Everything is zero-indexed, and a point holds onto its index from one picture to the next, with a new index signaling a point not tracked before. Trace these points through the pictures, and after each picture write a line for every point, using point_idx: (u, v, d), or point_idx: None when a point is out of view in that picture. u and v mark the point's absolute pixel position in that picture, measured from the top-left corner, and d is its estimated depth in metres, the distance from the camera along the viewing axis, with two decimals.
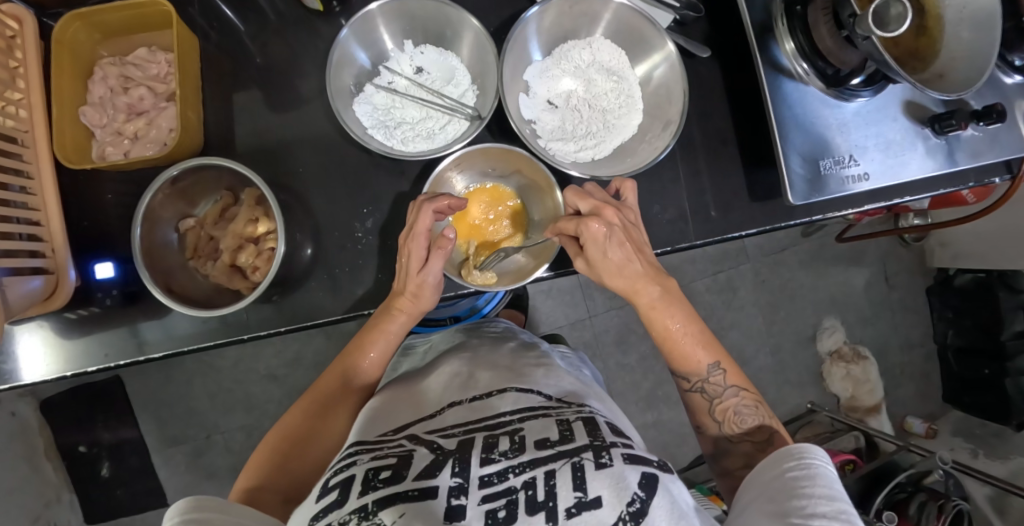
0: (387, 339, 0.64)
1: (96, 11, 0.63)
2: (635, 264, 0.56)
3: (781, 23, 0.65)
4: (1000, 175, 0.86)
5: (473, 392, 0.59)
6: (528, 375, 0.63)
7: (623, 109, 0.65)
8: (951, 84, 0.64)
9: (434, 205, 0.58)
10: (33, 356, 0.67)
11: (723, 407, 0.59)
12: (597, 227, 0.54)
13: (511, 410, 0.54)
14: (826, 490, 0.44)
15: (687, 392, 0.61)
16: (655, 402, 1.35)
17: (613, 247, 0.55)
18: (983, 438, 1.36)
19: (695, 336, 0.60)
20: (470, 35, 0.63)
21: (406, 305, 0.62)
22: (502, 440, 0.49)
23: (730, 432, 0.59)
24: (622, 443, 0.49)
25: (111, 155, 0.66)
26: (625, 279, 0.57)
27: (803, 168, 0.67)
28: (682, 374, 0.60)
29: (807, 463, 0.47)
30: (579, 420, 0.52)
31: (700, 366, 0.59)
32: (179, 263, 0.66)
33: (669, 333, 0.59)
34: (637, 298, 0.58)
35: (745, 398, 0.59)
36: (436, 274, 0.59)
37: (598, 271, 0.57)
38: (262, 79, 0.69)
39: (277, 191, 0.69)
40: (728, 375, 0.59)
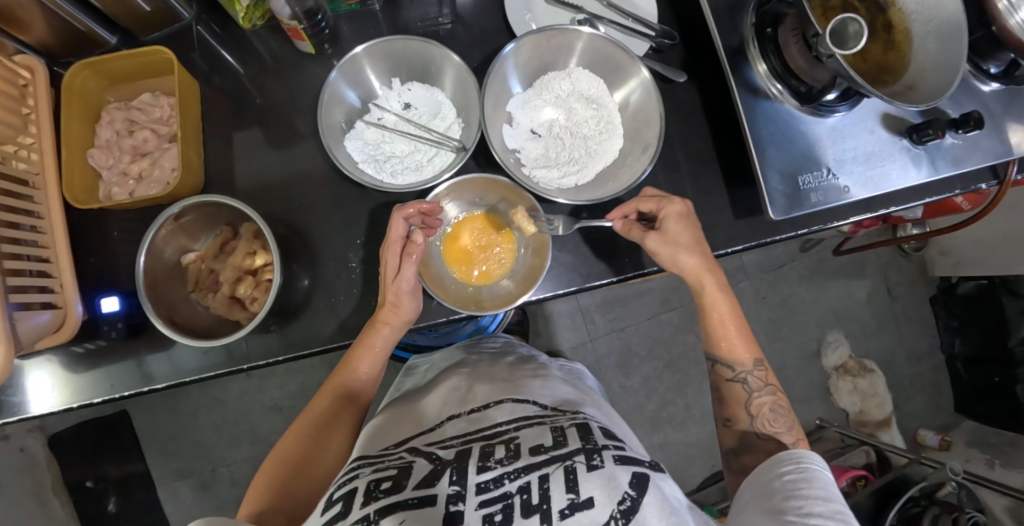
0: (374, 352, 0.64)
1: (103, 61, 0.67)
2: (702, 249, 0.61)
3: (753, 46, 0.69)
4: (986, 180, 0.88)
5: (472, 405, 0.60)
6: (525, 385, 0.65)
7: (603, 135, 0.67)
8: (920, 95, 0.66)
9: (404, 212, 0.59)
10: (43, 390, 0.69)
11: (759, 404, 0.60)
12: (680, 204, 0.61)
13: (507, 420, 0.55)
14: (822, 492, 0.45)
15: (727, 381, 0.62)
16: (661, 424, 1.34)
17: (687, 226, 0.61)
18: (999, 447, 1.33)
19: (742, 330, 0.62)
20: (453, 70, 0.66)
21: (391, 316, 0.62)
22: (498, 448, 0.50)
23: (761, 428, 0.59)
24: (615, 445, 0.50)
25: (117, 195, 0.69)
26: (695, 256, 0.61)
27: (782, 184, 0.69)
28: (730, 362, 0.62)
29: (804, 465, 0.48)
30: (573, 426, 0.52)
31: (746, 357, 0.61)
32: (181, 295, 0.68)
33: (722, 321, 0.62)
34: (699, 279, 0.61)
35: (781, 400, 0.60)
36: (410, 280, 0.60)
37: (672, 246, 0.61)
38: (260, 118, 0.73)
39: (274, 223, 0.71)
40: (768, 374, 0.61)
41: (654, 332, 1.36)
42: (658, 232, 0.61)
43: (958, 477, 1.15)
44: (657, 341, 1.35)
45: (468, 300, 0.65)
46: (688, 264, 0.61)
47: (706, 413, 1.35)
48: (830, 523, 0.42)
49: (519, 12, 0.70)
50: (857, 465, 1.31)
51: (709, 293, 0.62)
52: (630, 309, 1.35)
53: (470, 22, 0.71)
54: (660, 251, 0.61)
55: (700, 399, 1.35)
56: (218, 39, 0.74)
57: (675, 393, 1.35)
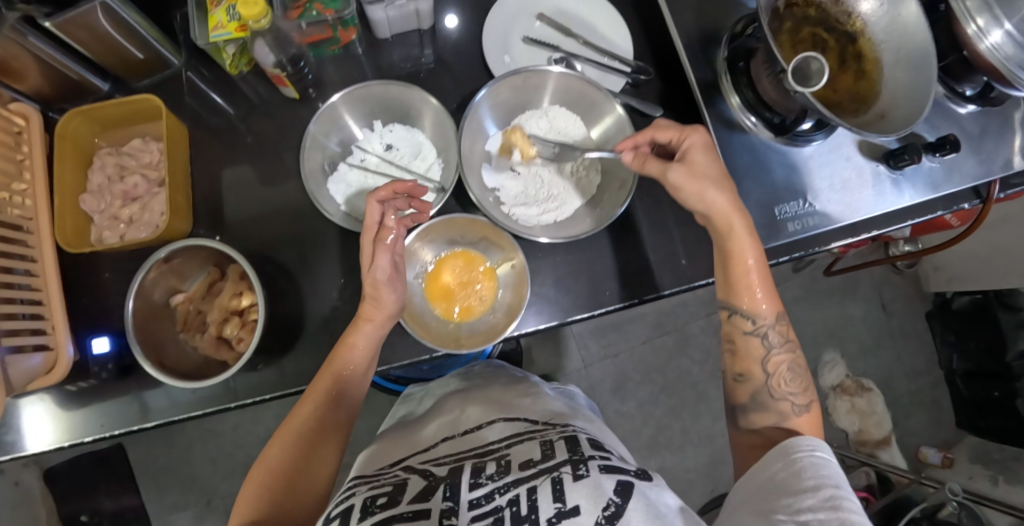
0: (357, 352, 0.61)
1: (95, 108, 0.69)
2: (731, 187, 0.59)
3: (726, 80, 0.70)
4: (970, 200, 0.88)
5: (464, 427, 0.62)
6: (516, 405, 0.66)
7: (581, 171, 0.68)
8: (891, 124, 0.67)
9: (377, 196, 0.58)
10: (38, 426, 0.70)
11: (776, 363, 0.59)
12: (700, 133, 0.60)
13: (498, 439, 0.57)
14: (813, 482, 0.45)
15: (744, 334, 0.60)
16: (657, 449, 1.33)
17: (714, 159, 0.60)
18: (1003, 463, 1.31)
19: (765, 281, 0.60)
20: (432, 112, 0.68)
21: (373, 311, 0.61)
22: (489, 464, 0.51)
23: (775, 388, 0.58)
24: (601, 455, 0.50)
25: (108, 238, 0.70)
26: (726, 194, 0.59)
27: (759, 214, 0.70)
28: (750, 316, 0.60)
29: (795, 458, 0.48)
30: (561, 439, 0.54)
31: (767, 310, 0.60)
32: (170, 335, 0.68)
33: (748, 273, 0.60)
34: (728, 219, 0.59)
35: (797, 360, 0.59)
36: (385, 270, 0.59)
37: (700, 180, 0.59)
38: (246, 160, 0.75)
39: (259, 264, 0.72)
40: (787, 332, 0.60)
41: (648, 356, 1.36)
42: (685, 164, 0.59)
43: (956, 497, 1.13)
44: (650, 365, 1.35)
45: (448, 337, 0.66)
46: (716, 202, 0.59)
47: (702, 436, 1.34)
48: (820, 516, 0.42)
49: (498, 55, 0.73)
50: (857, 486, 1.30)
51: (738, 235, 0.59)
52: (623, 334, 1.36)
53: (450, 63, 0.74)
54: (686, 185, 0.59)
55: (696, 422, 1.34)
56: (207, 82, 0.77)
57: (671, 418, 1.34)
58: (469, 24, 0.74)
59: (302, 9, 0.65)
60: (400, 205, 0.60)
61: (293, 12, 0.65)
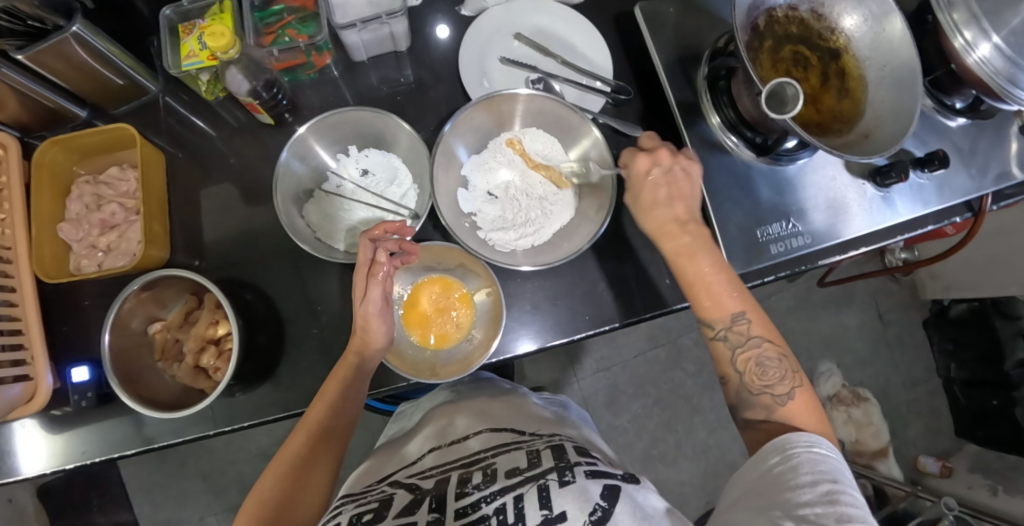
0: (348, 383, 0.60)
1: (72, 138, 0.68)
2: (663, 210, 0.59)
3: (706, 99, 0.69)
4: (962, 214, 0.87)
5: (449, 438, 0.62)
6: (502, 415, 0.66)
7: (558, 194, 0.68)
8: (877, 143, 0.65)
9: (371, 235, 0.59)
10: (33, 446, 0.70)
11: (745, 359, 0.56)
12: (649, 160, 0.60)
13: (483, 448, 0.57)
14: (810, 477, 0.44)
15: (710, 340, 0.58)
16: (650, 462, 1.32)
17: (651, 185, 0.60)
18: (1002, 472, 1.29)
19: (718, 285, 0.57)
20: (407, 137, 0.67)
21: (362, 346, 0.61)
22: (475, 475, 0.50)
23: (751, 384, 0.55)
24: (587, 462, 0.50)
25: (85, 267, 0.69)
26: (653, 218, 0.59)
27: (742, 236, 0.69)
28: (705, 321, 0.58)
29: (790, 453, 0.47)
30: (548, 448, 0.53)
31: (726, 313, 0.56)
32: (147, 365, 0.68)
33: (702, 277, 0.57)
34: (663, 239, 0.60)
35: (769, 350, 0.55)
36: (378, 302, 0.59)
37: (639, 205, 0.61)
38: (226, 185, 0.74)
39: (240, 290, 0.72)
40: (754, 326, 0.56)
41: (641, 369, 1.35)
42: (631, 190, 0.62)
43: (952, 512, 1.10)
44: (643, 378, 1.34)
45: (424, 365, 0.65)
46: (658, 220, 0.60)
47: (696, 448, 1.33)
48: (820, 511, 0.41)
49: (475, 77, 0.72)
50: None
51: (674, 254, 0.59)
52: (615, 346, 1.35)
53: (430, 86, 0.74)
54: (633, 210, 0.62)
55: (690, 435, 1.33)
56: (186, 107, 0.76)
57: (664, 430, 1.33)
58: (448, 47, 0.74)
59: (274, 35, 0.66)
60: (392, 246, 0.60)
61: (265, 38, 0.65)
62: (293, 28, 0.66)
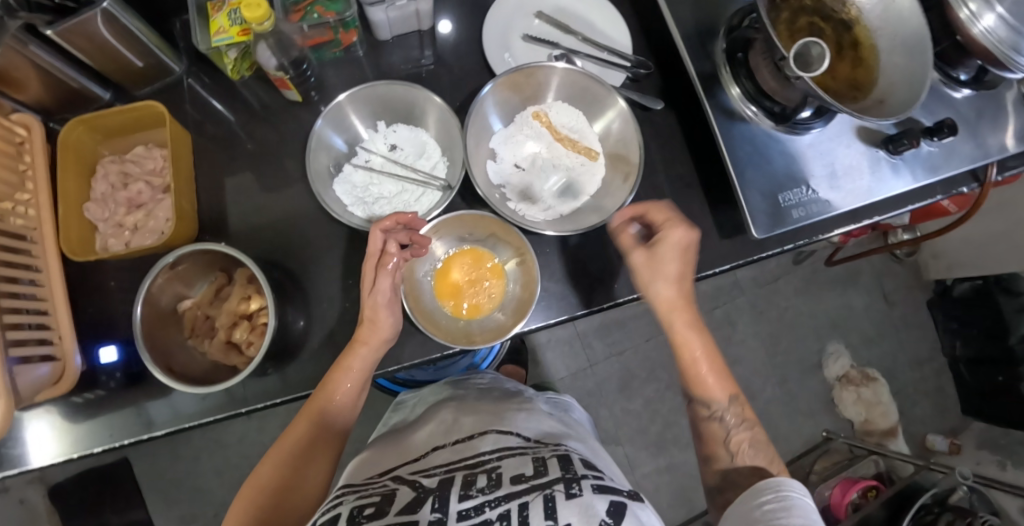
0: (354, 375, 0.60)
1: (98, 116, 0.68)
2: (680, 284, 0.61)
3: (726, 71, 0.71)
4: (968, 183, 0.89)
5: (457, 435, 0.62)
6: (509, 418, 0.67)
7: (584, 166, 0.69)
8: (890, 108, 0.67)
9: (382, 225, 0.59)
10: (41, 442, 0.69)
11: (738, 441, 0.57)
12: (686, 233, 0.59)
13: (490, 451, 0.57)
14: (799, 517, 0.44)
15: (705, 419, 0.59)
16: (665, 446, 1.32)
17: (678, 257, 0.60)
18: (1010, 447, 1.31)
19: (717, 365, 0.61)
20: (436, 111, 0.68)
21: (369, 334, 0.60)
22: (480, 478, 0.51)
23: (739, 464, 0.56)
24: (594, 475, 0.51)
25: (113, 246, 0.69)
26: (672, 290, 0.60)
27: (763, 203, 0.70)
28: (702, 401, 0.60)
29: (781, 494, 0.47)
30: (554, 457, 0.54)
31: (717, 393, 0.59)
32: (178, 342, 0.68)
33: (695, 355, 0.60)
34: (671, 311, 0.60)
35: (757, 435, 0.58)
36: (385, 294, 0.59)
37: (654, 269, 0.60)
38: (251, 164, 0.75)
39: (268, 269, 0.73)
40: (744, 411, 0.59)
41: (653, 353, 1.36)
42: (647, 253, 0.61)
43: (967, 480, 1.15)
44: (656, 362, 1.35)
45: (454, 334, 0.65)
46: (668, 294, 0.60)
47: None
48: None
49: (498, 53, 0.73)
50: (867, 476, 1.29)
51: (678, 331, 0.61)
52: (627, 331, 1.36)
53: (451, 64, 0.75)
54: (644, 269, 0.61)
55: None
56: (208, 88, 0.77)
57: (678, 414, 1.34)
58: (470, 24, 0.75)
59: (303, 12, 0.66)
60: (402, 237, 0.61)
61: (293, 15, 0.65)
62: (321, 4, 0.66)
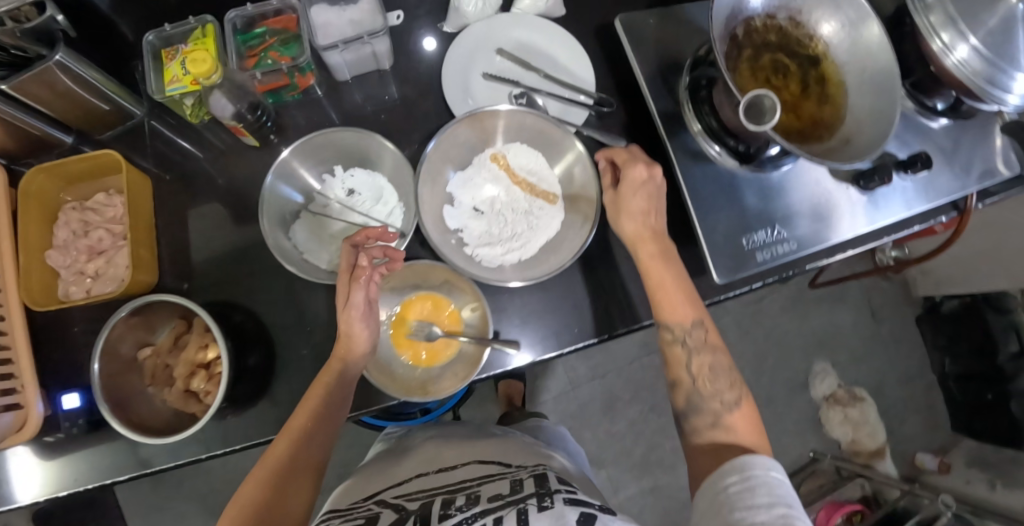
0: (333, 391, 0.59)
1: (58, 164, 0.68)
2: (655, 218, 0.62)
3: (688, 109, 0.70)
4: (949, 212, 0.85)
5: (439, 468, 0.63)
6: (489, 449, 0.68)
7: (543, 208, 0.69)
8: (859, 147, 0.64)
9: (353, 240, 0.61)
10: (26, 475, 0.70)
11: (699, 365, 0.58)
12: (643, 171, 0.61)
13: (470, 477, 0.58)
14: (768, 499, 0.43)
15: (669, 344, 0.60)
16: (650, 467, 1.32)
17: (646, 195, 0.61)
18: (1000, 466, 1.29)
19: (679, 286, 0.60)
20: (391, 157, 0.68)
21: (345, 348, 0.60)
22: (459, 498, 0.52)
23: (703, 389, 0.57)
24: (567, 489, 0.51)
25: (75, 294, 0.69)
26: (635, 223, 0.61)
27: (725, 246, 0.69)
28: (666, 324, 0.60)
29: (747, 475, 0.46)
30: (531, 477, 0.54)
31: (684, 316, 0.59)
32: (138, 390, 0.68)
33: (663, 283, 0.60)
34: (636, 244, 0.61)
35: (719, 360, 0.58)
36: (361, 304, 0.59)
37: (626, 205, 0.61)
38: (212, 208, 0.75)
39: (230, 313, 0.72)
40: (708, 335, 0.59)
41: (637, 375, 1.35)
42: (615, 191, 0.63)
43: (950, 508, 1.14)
44: (640, 384, 1.35)
45: (408, 383, 0.65)
46: (630, 230, 0.61)
47: None
48: None
49: (459, 96, 0.73)
50: (853, 499, 1.30)
51: (644, 262, 0.61)
52: (610, 354, 1.35)
53: (412, 103, 0.74)
54: (611, 206, 0.63)
55: None
56: (171, 131, 0.77)
57: (662, 436, 1.33)
58: (431, 64, 0.75)
59: (257, 58, 0.68)
60: (375, 251, 0.61)
61: (248, 61, 0.67)
62: (275, 50, 0.68)
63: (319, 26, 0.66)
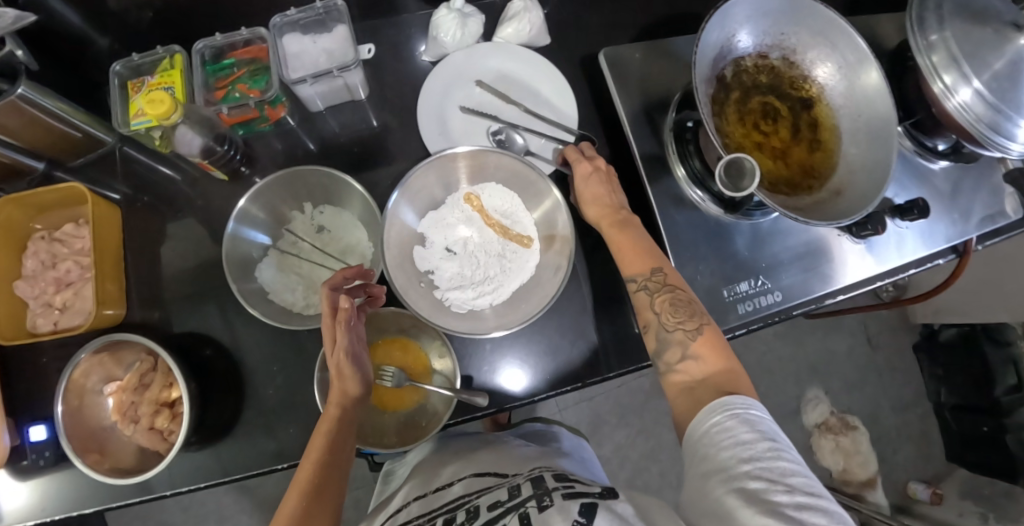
0: (332, 436, 0.54)
1: (30, 195, 0.67)
2: (616, 198, 0.63)
3: (672, 149, 0.66)
4: (946, 255, 0.81)
5: (433, 485, 0.59)
6: (482, 456, 0.64)
7: (517, 251, 0.67)
8: (851, 200, 0.61)
9: (331, 282, 0.56)
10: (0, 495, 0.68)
11: (662, 302, 0.55)
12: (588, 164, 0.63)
13: (464, 490, 0.55)
14: (751, 434, 0.43)
15: (631, 293, 0.58)
16: (635, 492, 1.30)
17: (597, 183, 0.63)
18: (994, 500, 1.26)
19: (637, 244, 0.59)
20: (359, 198, 0.67)
21: (337, 392, 0.56)
22: (458, 514, 0.50)
23: (666, 323, 0.54)
24: (565, 484, 0.50)
25: (42, 325, 0.68)
26: (596, 207, 0.62)
27: (706, 296, 0.67)
28: (627, 277, 0.58)
29: (730, 413, 0.45)
30: (527, 479, 0.53)
31: (644, 265, 0.57)
32: (103, 427, 0.67)
33: (622, 241, 0.60)
34: (599, 220, 0.62)
35: (680, 294, 0.56)
36: (348, 347, 0.55)
37: (583, 181, 0.63)
38: (184, 240, 0.73)
39: (199, 347, 0.71)
40: (668, 278, 0.57)
41: (624, 399, 1.34)
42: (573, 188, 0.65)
43: None
44: (628, 408, 1.33)
45: (374, 430, 0.65)
46: (595, 210, 0.62)
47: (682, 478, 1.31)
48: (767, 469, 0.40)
49: (435, 131, 0.70)
50: None
51: (615, 237, 0.60)
52: None
53: (389, 136, 0.72)
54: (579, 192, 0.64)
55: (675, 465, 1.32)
56: (145, 160, 0.75)
57: (649, 461, 1.32)
58: (409, 96, 0.73)
59: (225, 89, 0.65)
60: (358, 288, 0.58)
61: (216, 92, 0.65)
62: (244, 83, 0.65)
63: (293, 56, 0.64)
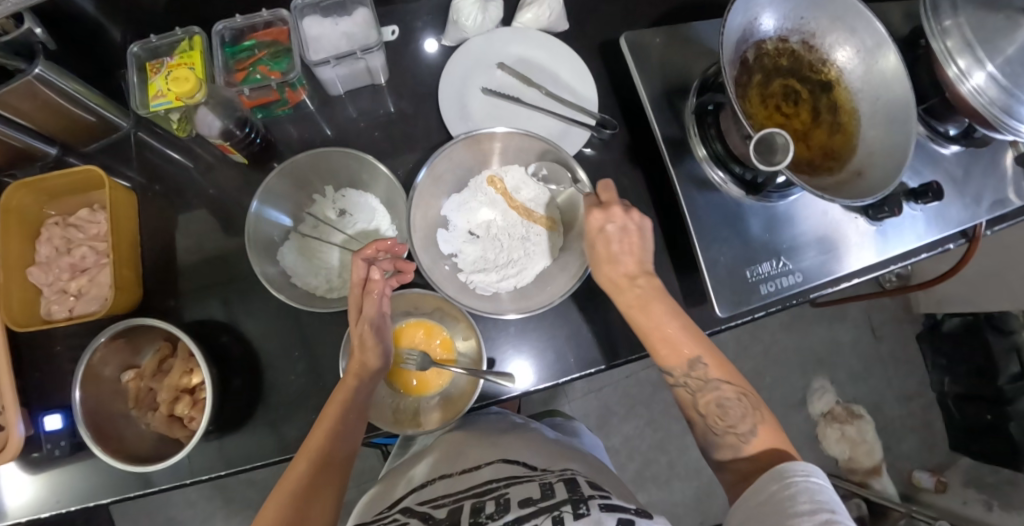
0: (348, 409, 0.55)
1: (41, 180, 0.66)
2: (640, 256, 0.58)
3: (693, 132, 0.67)
4: (956, 240, 0.83)
5: (462, 465, 0.58)
6: (510, 444, 0.63)
7: (540, 234, 0.67)
8: (871, 181, 0.62)
9: (363, 254, 0.57)
10: (13, 485, 0.67)
11: (707, 401, 0.56)
12: (601, 218, 0.58)
13: (495, 477, 0.54)
14: (810, 504, 0.44)
15: (672, 386, 0.58)
16: (644, 483, 1.31)
17: (620, 240, 0.58)
18: (997, 487, 1.27)
19: (669, 334, 0.57)
20: (383, 180, 0.67)
21: (358, 364, 0.57)
22: (489, 503, 0.48)
23: (715, 425, 0.55)
24: (601, 495, 0.48)
25: (56, 313, 0.67)
26: (609, 272, 0.58)
27: (728, 277, 0.67)
28: (666, 370, 0.58)
29: (788, 481, 0.46)
30: (561, 481, 0.51)
31: (685, 358, 0.56)
32: (121, 414, 0.66)
33: (657, 328, 0.57)
34: (616, 288, 0.58)
35: (728, 391, 0.55)
36: (375, 321, 0.57)
37: (600, 243, 0.58)
38: (199, 225, 0.72)
39: (216, 334, 0.70)
40: (711, 371, 0.56)
41: (633, 390, 1.33)
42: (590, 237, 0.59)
43: None
44: (636, 399, 1.33)
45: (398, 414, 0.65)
46: (609, 274, 0.58)
47: (690, 468, 1.32)
48: None
49: (457, 116, 0.70)
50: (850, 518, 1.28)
51: (629, 307, 0.58)
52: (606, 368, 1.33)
53: (408, 121, 0.72)
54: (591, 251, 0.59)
55: (683, 455, 1.32)
56: (158, 146, 0.74)
57: (658, 451, 1.32)
58: (428, 80, 0.72)
59: (245, 72, 0.65)
60: (385, 265, 0.59)
61: (235, 75, 0.64)
62: (264, 65, 0.65)
63: (313, 39, 0.63)
